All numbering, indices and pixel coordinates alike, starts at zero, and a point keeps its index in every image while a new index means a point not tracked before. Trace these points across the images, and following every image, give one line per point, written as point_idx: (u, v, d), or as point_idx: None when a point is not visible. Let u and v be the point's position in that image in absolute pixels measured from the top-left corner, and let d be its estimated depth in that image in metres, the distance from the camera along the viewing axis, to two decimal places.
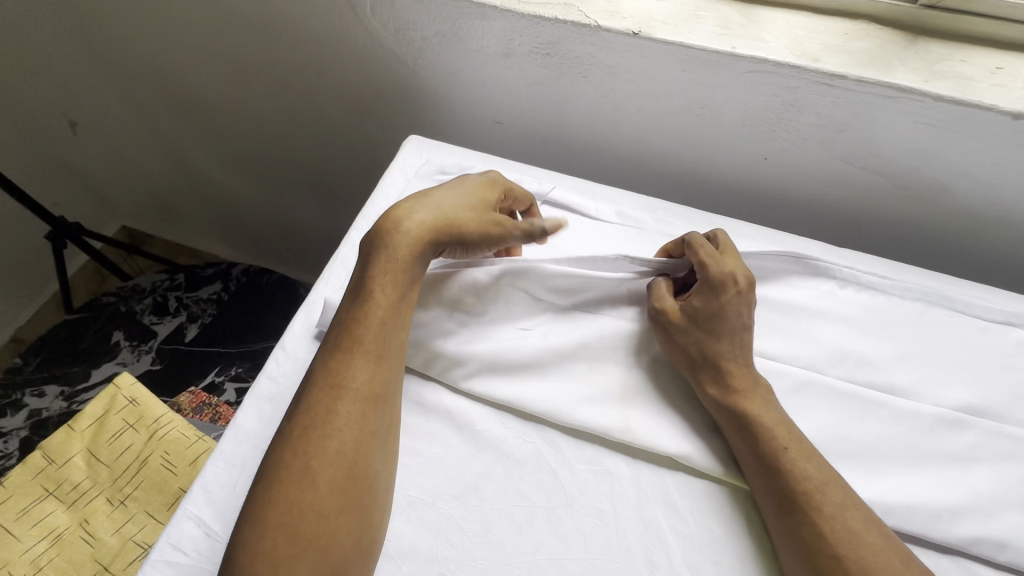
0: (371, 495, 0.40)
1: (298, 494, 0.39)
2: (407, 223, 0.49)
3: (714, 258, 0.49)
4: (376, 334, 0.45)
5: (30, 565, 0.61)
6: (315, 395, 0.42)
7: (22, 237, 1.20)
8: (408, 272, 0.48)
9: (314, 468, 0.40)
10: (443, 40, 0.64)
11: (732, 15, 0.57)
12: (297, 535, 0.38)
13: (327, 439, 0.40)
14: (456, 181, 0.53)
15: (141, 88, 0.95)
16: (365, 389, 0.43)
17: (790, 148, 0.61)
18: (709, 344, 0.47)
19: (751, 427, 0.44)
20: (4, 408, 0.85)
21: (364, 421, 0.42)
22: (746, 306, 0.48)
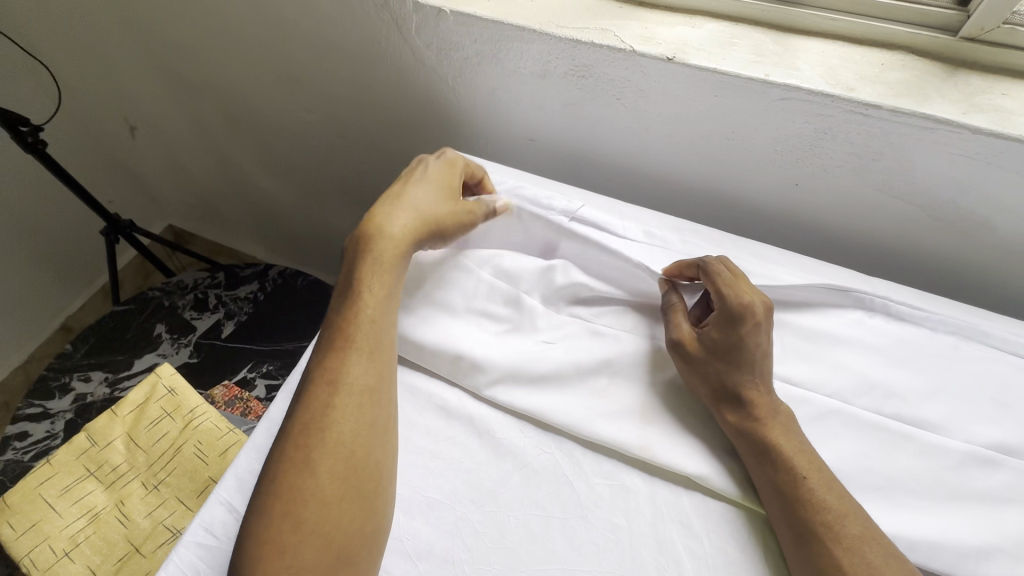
0: (370, 484, 0.42)
1: (301, 484, 0.41)
2: (393, 231, 0.52)
3: (731, 286, 0.49)
4: (368, 331, 0.48)
5: (69, 540, 0.64)
6: (315, 390, 0.45)
7: (78, 230, 1.28)
8: (394, 275, 0.51)
9: (315, 458, 0.42)
10: (483, 60, 0.67)
11: (765, 43, 0.58)
12: (301, 521, 0.40)
13: (326, 430, 0.43)
14: (418, 178, 0.57)
15: (194, 96, 1.01)
16: (361, 383, 0.45)
17: (821, 176, 0.61)
18: (730, 375, 0.47)
19: (772, 457, 0.44)
20: (54, 390, 0.90)
21: (360, 413, 0.44)
22: (763, 334, 0.48)
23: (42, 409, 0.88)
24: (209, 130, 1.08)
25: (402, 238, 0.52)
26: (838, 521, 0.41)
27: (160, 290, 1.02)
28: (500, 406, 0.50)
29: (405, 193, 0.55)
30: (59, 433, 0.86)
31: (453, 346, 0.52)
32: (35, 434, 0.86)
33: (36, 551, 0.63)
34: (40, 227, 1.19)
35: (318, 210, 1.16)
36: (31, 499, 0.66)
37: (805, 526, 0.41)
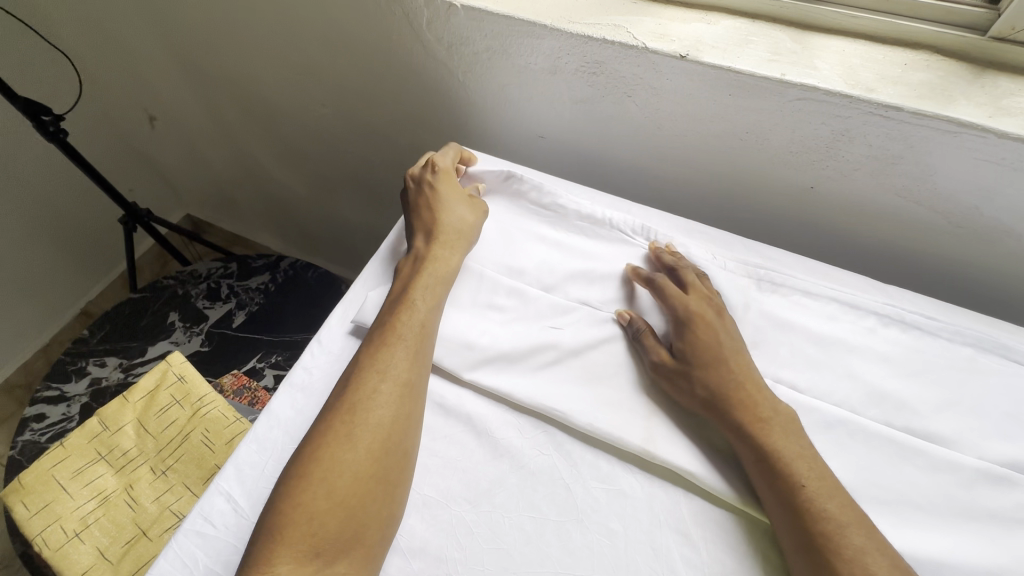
0: (396, 472, 0.43)
1: (340, 457, 0.41)
2: (447, 255, 0.55)
3: (677, 295, 0.52)
4: (418, 328, 0.49)
5: (78, 522, 0.66)
6: (361, 373, 0.46)
7: (101, 218, 1.31)
8: (444, 283, 0.53)
9: (355, 435, 0.43)
10: (494, 56, 0.66)
11: (783, 41, 0.57)
12: (336, 492, 0.40)
13: (370, 412, 0.44)
14: (443, 203, 0.58)
15: (211, 88, 1.02)
16: (405, 375, 0.46)
17: (838, 179, 0.59)
18: (711, 382, 0.47)
19: (772, 451, 0.43)
20: (70, 374, 0.93)
21: (402, 403, 0.45)
22: (725, 331, 0.50)
23: (59, 392, 0.91)
24: (225, 122, 1.09)
25: (457, 258, 0.55)
26: (854, 524, 0.40)
27: (175, 279, 1.04)
28: (501, 401, 0.50)
29: (440, 222, 0.57)
30: (75, 416, 0.89)
31: (456, 338, 0.52)
32: (52, 417, 0.88)
33: (48, 531, 0.64)
34: (65, 214, 1.23)
35: (330, 202, 1.16)
36: (45, 480, 0.67)
37: (816, 531, 0.40)
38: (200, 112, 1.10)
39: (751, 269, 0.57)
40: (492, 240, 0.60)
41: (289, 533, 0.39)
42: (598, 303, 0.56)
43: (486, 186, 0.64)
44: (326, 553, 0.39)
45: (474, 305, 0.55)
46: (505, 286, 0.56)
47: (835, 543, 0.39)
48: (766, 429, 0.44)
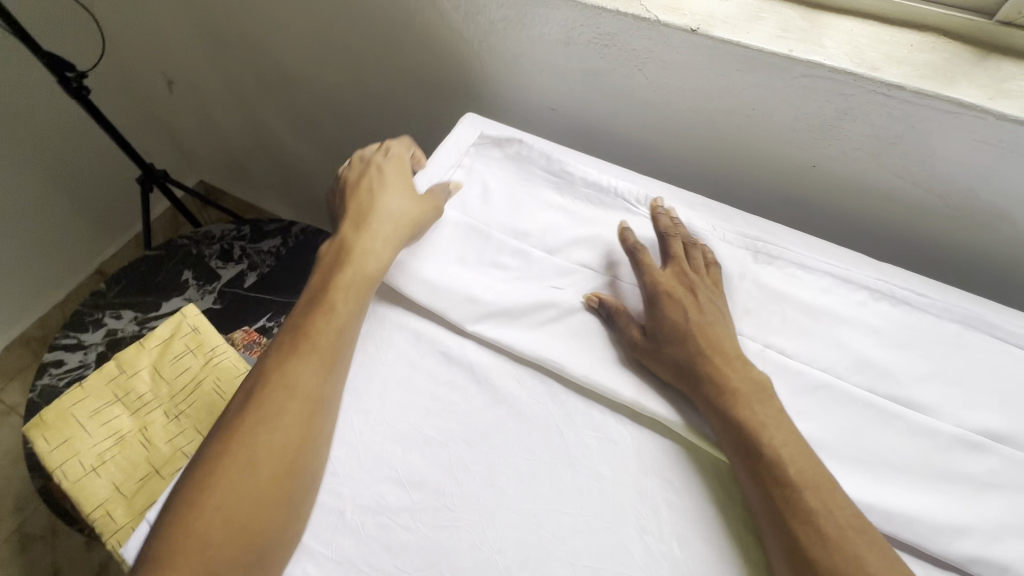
0: (311, 445, 0.45)
1: (235, 480, 0.42)
2: (373, 251, 0.54)
3: (651, 271, 0.54)
4: (344, 307, 0.51)
5: (96, 457, 0.69)
6: (268, 388, 0.46)
7: (118, 178, 1.34)
8: (367, 287, 0.53)
9: (253, 456, 0.43)
10: (509, 25, 0.68)
11: (793, 18, 0.58)
12: (250, 459, 0.43)
13: (271, 432, 0.44)
14: (380, 187, 0.59)
15: (229, 52, 1.04)
16: (313, 394, 0.46)
17: (840, 158, 0.61)
18: (680, 356, 0.49)
19: (740, 420, 0.45)
20: (87, 324, 0.96)
21: (321, 377, 0.47)
22: (697, 305, 0.52)
23: (77, 340, 0.94)
24: (241, 87, 1.11)
25: (386, 253, 0.55)
26: (811, 487, 0.42)
27: (189, 239, 1.07)
28: (502, 353, 0.52)
29: (374, 206, 0.57)
30: (91, 363, 0.92)
31: (461, 292, 0.54)
32: (69, 363, 0.92)
33: (66, 465, 0.68)
34: (82, 172, 1.25)
35: (341, 172, 1.18)
36: (64, 419, 0.71)
37: (774, 496, 0.42)
38: (217, 77, 1.12)
39: (751, 242, 0.59)
40: (500, 204, 0.62)
41: (178, 557, 0.39)
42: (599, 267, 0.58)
43: (497, 151, 0.66)
44: (236, 517, 0.41)
45: (481, 263, 0.57)
46: (511, 247, 0.58)
47: (791, 504, 0.41)
48: (732, 400, 0.46)
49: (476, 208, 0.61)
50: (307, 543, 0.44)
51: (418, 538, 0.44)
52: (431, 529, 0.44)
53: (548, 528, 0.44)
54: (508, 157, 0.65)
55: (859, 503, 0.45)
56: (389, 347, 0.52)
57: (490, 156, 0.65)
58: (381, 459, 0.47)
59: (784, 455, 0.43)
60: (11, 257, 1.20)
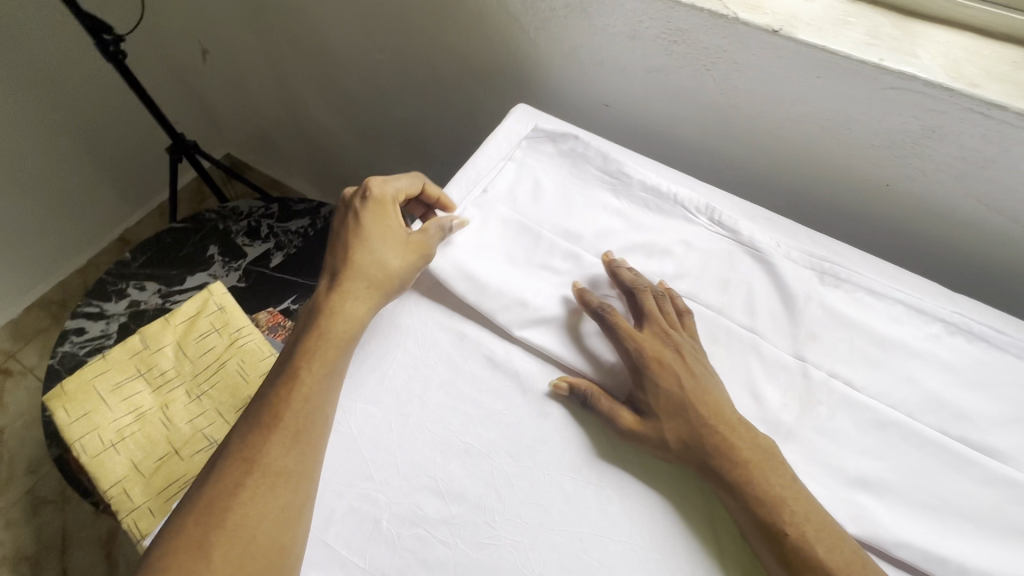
0: (270, 532, 0.40)
1: (192, 566, 0.38)
2: (349, 307, 0.49)
3: (634, 335, 0.48)
4: (319, 371, 0.46)
5: (115, 433, 0.68)
6: (229, 462, 0.42)
7: (146, 145, 1.32)
8: (342, 348, 0.48)
9: (212, 539, 0.39)
10: (572, 13, 0.64)
11: (882, 25, 0.54)
12: (201, 548, 0.39)
13: (231, 510, 0.40)
14: (364, 230, 0.52)
15: (268, 24, 1.01)
16: (276, 465, 0.42)
17: (919, 178, 0.57)
18: (685, 432, 0.44)
19: (756, 498, 0.41)
20: (110, 294, 0.95)
21: (287, 450, 0.42)
22: (687, 369, 0.46)
23: (99, 309, 0.93)
24: (278, 61, 1.08)
25: (363, 309, 0.49)
26: (843, 567, 0.38)
27: (216, 214, 1.05)
28: (550, 362, 0.50)
29: (356, 258, 0.51)
30: (112, 334, 0.90)
31: (511, 294, 0.51)
32: (91, 332, 0.90)
33: (86, 439, 0.67)
34: (110, 136, 1.23)
35: (373, 154, 1.15)
36: (86, 390, 0.70)
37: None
38: (254, 49, 1.09)
39: (817, 262, 0.54)
40: (553, 203, 0.59)
41: None
42: (655, 277, 0.55)
43: (552, 145, 0.62)
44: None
45: (532, 263, 0.54)
46: (564, 248, 0.55)
47: None
48: (745, 474, 0.42)
49: (528, 205, 0.58)
50: (340, 551, 0.42)
51: (457, 554, 0.42)
52: (471, 546, 0.42)
53: (594, 555, 0.41)
54: (564, 154, 0.62)
55: (929, 555, 0.42)
56: (431, 347, 0.50)
57: (544, 152, 0.62)
58: (420, 467, 0.44)
59: (808, 531, 0.40)
60: (34, 217, 1.19)
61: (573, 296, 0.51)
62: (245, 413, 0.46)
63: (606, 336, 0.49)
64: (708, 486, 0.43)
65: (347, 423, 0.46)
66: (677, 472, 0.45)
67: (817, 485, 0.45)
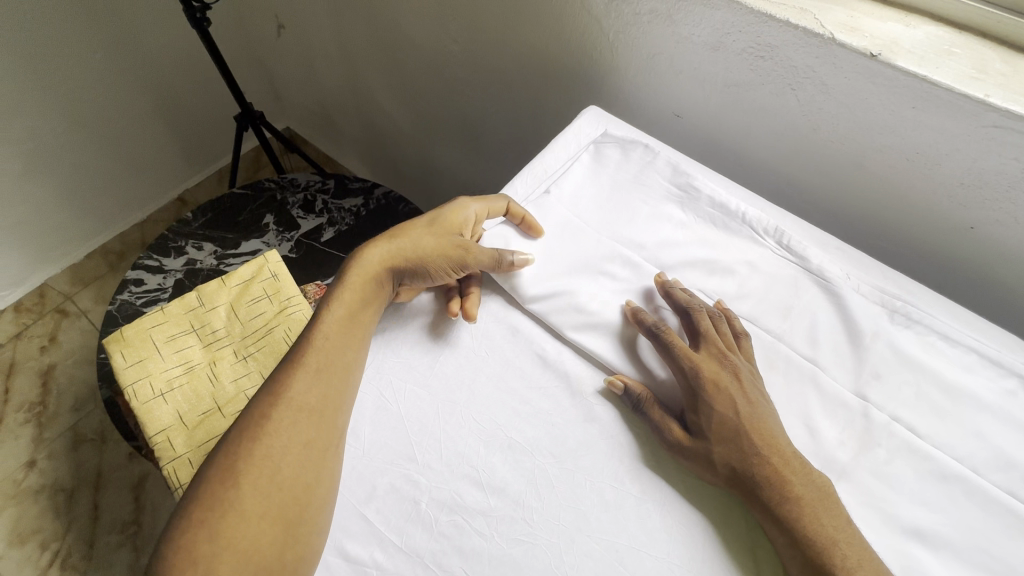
0: (296, 469, 0.41)
1: (222, 494, 0.40)
2: (371, 262, 0.51)
3: (688, 352, 0.46)
4: (342, 319, 0.49)
5: (165, 382, 0.70)
6: (260, 402, 0.45)
7: (215, 109, 1.36)
8: (358, 302, 0.50)
9: (240, 470, 0.41)
10: (656, 19, 0.63)
11: (990, 59, 0.51)
12: (231, 477, 0.41)
13: (259, 444, 0.42)
14: (427, 215, 0.55)
15: (345, 4, 1.03)
16: (302, 402, 0.44)
17: (1009, 224, 0.54)
18: (734, 456, 0.43)
19: (805, 536, 0.40)
20: (170, 250, 0.99)
21: (309, 389, 0.44)
22: (743, 393, 0.45)
23: (158, 264, 0.97)
24: (351, 43, 1.10)
25: (384, 270, 0.51)
26: None
27: (275, 184, 1.08)
28: (600, 367, 0.49)
29: (407, 231, 0.54)
30: (168, 288, 0.94)
31: (568, 298, 0.51)
32: (149, 284, 0.94)
33: (138, 384, 0.70)
34: (181, 97, 1.28)
35: (430, 141, 1.16)
36: (143, 338, 0.73)
37: None
38: (328, 27, 1.11)
39: (888, 300, 0.52)
40: (616, 210, 0.58)
41: None
42: (713, 295, 0.54)
43: (621, 151, 0.62)
44: (213, 543, 0.38)
45: (590, 265, 0.54)
46: (623, 254, 0.54)
47: None
48: (796, 510, 0.40)
49: (591, 206, 0.58)
50: (379, 527, 0.43)
51: (492, 547, 0.42)
52: (506, 541, 0.42)
53: (629, 568, 0.41)
54: (632, 159, 0.61)
55: None
56: (484, 339, 0.50)
57: (612, 156, 0.61)
58: (461, 455, 0.45)
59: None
60: (105, 168, 1.25)
61: (631, 310, 0.50)
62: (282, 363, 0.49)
63: (660, 354, 0.48)
64: (754, 514, 0.42)
65: (394, 401, 0.47)
66: (724, 499, 0.44)
67: (870, 530, 0.43)
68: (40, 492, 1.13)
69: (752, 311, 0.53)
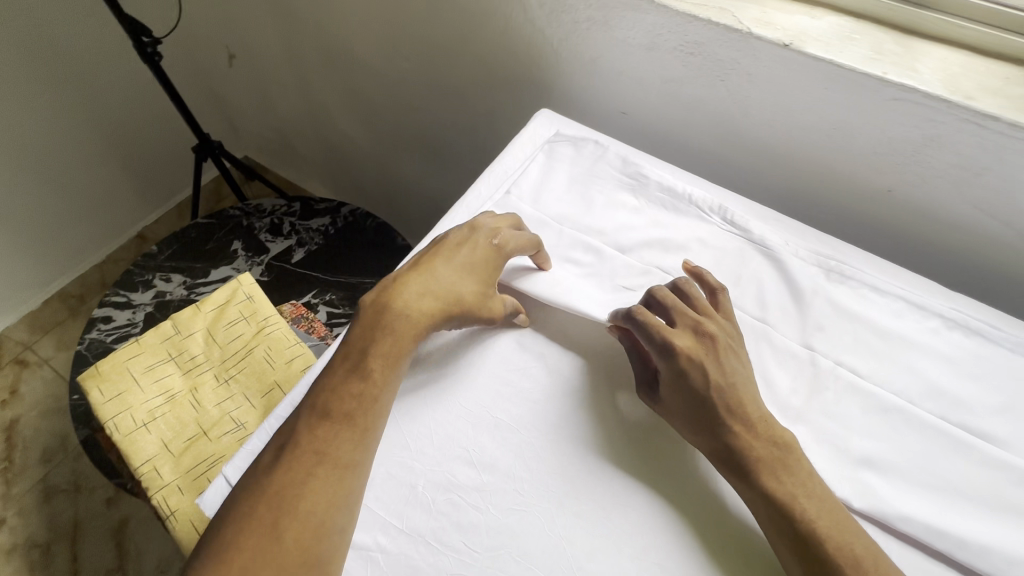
0: (335, 518, 0.41)
1: (261, 545, 0.39)
2: (419, 321, 0.48)
3: (662, 328, 0.48)
4: (385, 376, 0.46)
5: (148, 413, 0.70)
6: (299, 452, 0.42)
7: (171, 142, 1.36)
8: (403, 363, 0.48)
9: (282, 523, 0.39)
10: (594, 26, 0.68)
11: (886, 42, 0.58)
12: (270, 529, 0.39)
13: (300, 497, 0.40)
14: (469, 260, 0.52)
15: (297, 30, 1.05)
16: (347, 460, 0.43)
17: (920, 185, 0.60)
18: (712, 423, 0.46)
19: (761, 469, 0.44)
20: (137, 284, 0.98)
21: (357, 444, 0.43)
22: (717, 365, 0.47)
23: (126, 299, 0.96)
24: (305, 68, 1.12)
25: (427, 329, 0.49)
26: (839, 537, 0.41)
27: (240, 211, 1.08)
28: (573, 345, 0.53)
29: (444, 276, 0.51)
30: (138, 322, 0.93)
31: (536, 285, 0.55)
32: (118, 320, 0.93)
33: (119, 417, 0.69)
34: (136, 133, 1.27)
35: (392, 159, 1.19)
36: (120, 371, 0.72)
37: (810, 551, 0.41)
38: (280, 53, 1.13)
39: (823, 260, 0.57)
40: (574, 202, 0.62)
41: None
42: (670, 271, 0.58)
43: (574, 147, 0.66)
44: None
45: (555, 253, 0.58)
46: (583, 242, 0.59)
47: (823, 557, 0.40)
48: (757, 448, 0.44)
49: (550, 200, 0.62)
50: (380, 513, 0.45)
51: (488, 518, 0.44)
52: (501, 511, 0.45)
53: (615, 521, 0.44)
54: (586, 155, 0.66)
55: (931, 529, 0.44)
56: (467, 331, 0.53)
57: (567, 153, 0.66)
58: (452, 438, 0.47)
59: (819, 522, 0.42)
60: (60, 211, 1.22)
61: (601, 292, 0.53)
62: (306, 404, 0.45)
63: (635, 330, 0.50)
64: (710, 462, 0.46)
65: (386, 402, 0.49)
66: (697, 450, 0.47)
67: (828, 464, 0.48)
68: (12, 551, 1.08)
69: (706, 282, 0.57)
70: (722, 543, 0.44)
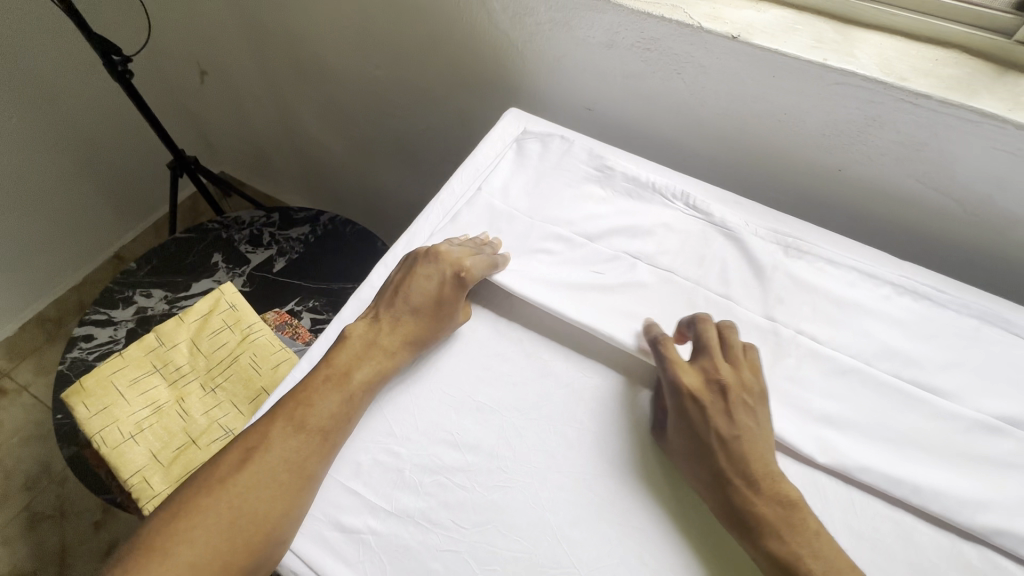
0: (284, 526, 0.44)
1: (211, 538, 0.42)
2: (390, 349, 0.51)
3: (679, 366, 0.50)
4: (358, 398, 0.49)
5: (134, 425, 0.70)
6: (268, 460, 0.46)
7: (145, 160, 1.36)
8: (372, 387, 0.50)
9: (236, 522, 0.43)
10: (556, 27, 0.71)
11: (826, 31, 0.62)
12: (224, 525, 0.43)
13: (257, 501, 0.44)
14: (438, 290, 0.54)
15: (267, 43, 1.06)
16: (307, 474, 0.46)
17: (867, 162, 0.64)
18: (711, 468, 0.46)
19: (730, 436, 0.46)
20: (117, 301, 0.98)
21: (323, 461, 0.47)
22: (727, 414, 0.47)
23: (107, 316, 0.96)
24: (277, 81, 1.14)
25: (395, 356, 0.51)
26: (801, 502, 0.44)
27: (219, 224, 1.09)
28: (549, 328, 0.55)
29: (416, 306, 0.53)
30: (120, 339, 0.93)
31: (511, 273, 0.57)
32: (99, 338, 0.93)
33: (106, 430, 0.69)
34: (110, 153, 1.27)
35: (369, 166, 1.21)
36: (105, 385, 0.72)
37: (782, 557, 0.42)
38: (252, 68, 1.14)
39: (781, 238, 0.61)
40: (545, 195, 0.65)
41: None
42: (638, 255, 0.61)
43: (542, 142, 0.69)
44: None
45: (528, 243, 0.61)
46: (555, 231, 0.61)
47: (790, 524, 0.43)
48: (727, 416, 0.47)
49: (521, 194, 0.65)
50: (368, 497, 0.47)
51: (474, 496, 0.46)
52: (487, 488, 0.47)
53: (596, 491, 0.47)
54: (554, 149, 0.68)
55: (889, 477, 0.47)
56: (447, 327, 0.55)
57: (535, 148, 0.69)
58: (436, 423, 0.49)
59: (781, 481, 0.45)
60: (35, 234, 1.22)
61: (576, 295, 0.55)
62: (283, 411, 0.48)
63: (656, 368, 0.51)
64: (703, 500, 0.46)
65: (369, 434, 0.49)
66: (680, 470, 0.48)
67: (793, 425, 0.50)
68: None
69: (672, 263, 0.60)
70: (696, 504, 0.47)
